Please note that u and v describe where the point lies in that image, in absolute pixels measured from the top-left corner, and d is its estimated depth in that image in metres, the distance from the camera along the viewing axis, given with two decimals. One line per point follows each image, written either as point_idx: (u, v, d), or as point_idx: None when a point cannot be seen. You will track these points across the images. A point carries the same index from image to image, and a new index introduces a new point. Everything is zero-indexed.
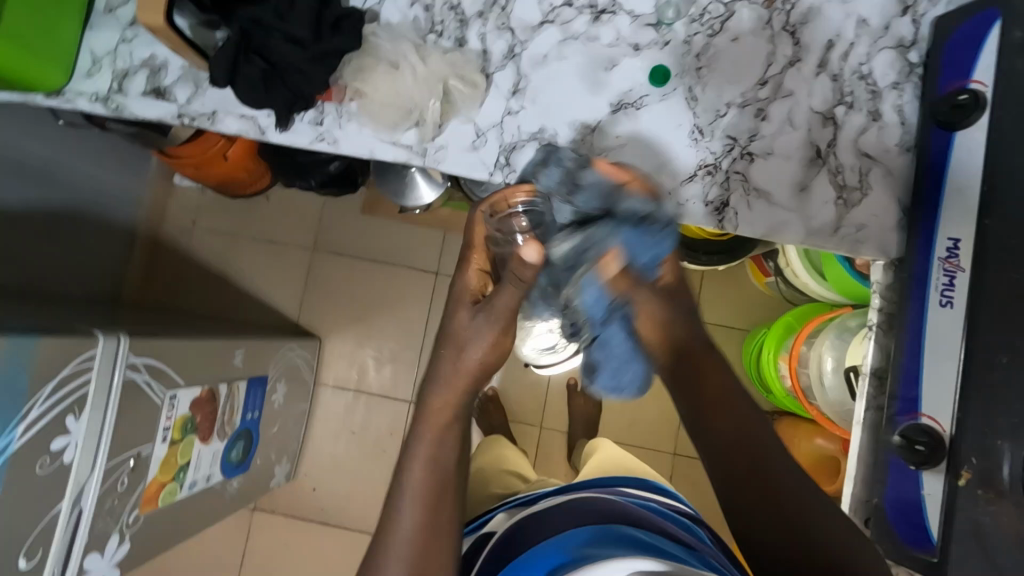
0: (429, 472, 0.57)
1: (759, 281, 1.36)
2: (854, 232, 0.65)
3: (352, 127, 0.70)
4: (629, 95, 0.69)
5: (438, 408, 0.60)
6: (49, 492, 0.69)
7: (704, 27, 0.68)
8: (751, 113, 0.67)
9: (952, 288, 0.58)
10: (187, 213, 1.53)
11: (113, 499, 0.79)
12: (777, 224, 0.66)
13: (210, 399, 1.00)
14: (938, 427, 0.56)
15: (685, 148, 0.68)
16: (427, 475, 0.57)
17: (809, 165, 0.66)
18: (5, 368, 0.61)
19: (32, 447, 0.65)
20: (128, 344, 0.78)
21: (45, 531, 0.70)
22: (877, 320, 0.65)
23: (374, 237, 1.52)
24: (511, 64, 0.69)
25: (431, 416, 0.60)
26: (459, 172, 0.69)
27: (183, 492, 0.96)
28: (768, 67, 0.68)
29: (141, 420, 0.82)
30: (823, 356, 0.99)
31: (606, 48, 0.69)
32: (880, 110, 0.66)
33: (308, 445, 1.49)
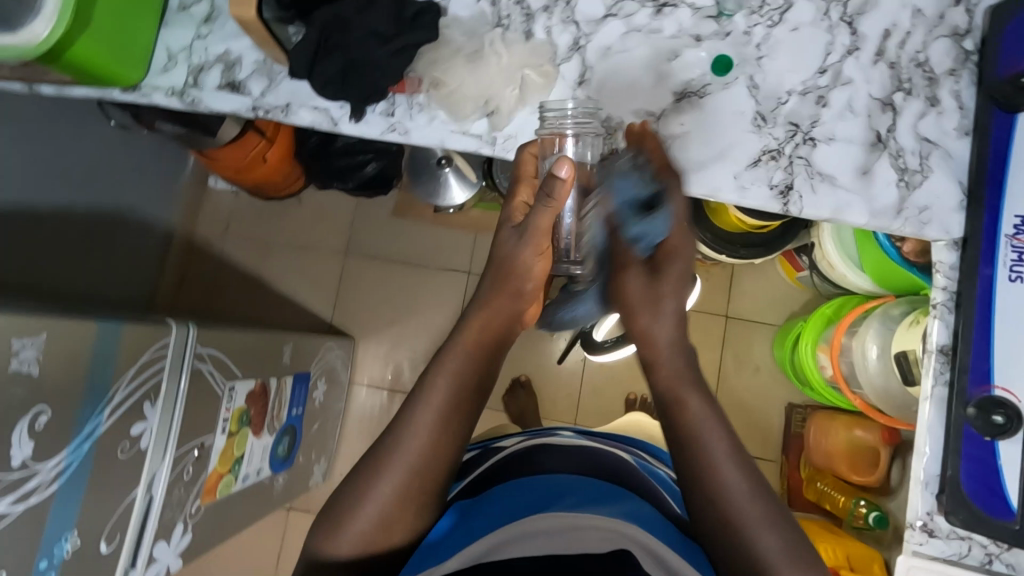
0: (454, 387, 0.66)
1: (791, 276, 1.38)
2: (917, 213, 0.67)
3: (422, 118, 0.71)
4: (693, 85, 0.71)
5: (475, 330, 0.68)
6: (127, 477, 0.70)
7: (763, 18, 0.71)
8: (812, 100, 0.70)
9: (1021, 263, 0.61)
10: (221, 216, 1.55)
11: (180, 489, 0.80)
12: (841, 205, 0.68)
13: (263, 393, 1.01)
14: (1012, 398, 0.59)
15: (748, 134, 0.70)
16: (455, 387, 0.66)
17: (871, 149, 0.68)
18: (97, 352, 0.63)
19: (115, 431, 0.66)
20: (196, 333, 0.79)
21: (122, 517, 0.70)
22: (940, 298, 0.66)
23: (406, 237, 1.54)
24: (576, 56, 0.72)
25: (468, 335, 0.68)
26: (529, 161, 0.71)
27: (237, 484, 0.97)
28: (827, 56, 0.70)
29: (205, 410, 0.83)
30: (866, 343, 1.01)
31: (669, 39, 0.71)
32: (938, 96, 0.68)
33: (343, 444, 1.49)
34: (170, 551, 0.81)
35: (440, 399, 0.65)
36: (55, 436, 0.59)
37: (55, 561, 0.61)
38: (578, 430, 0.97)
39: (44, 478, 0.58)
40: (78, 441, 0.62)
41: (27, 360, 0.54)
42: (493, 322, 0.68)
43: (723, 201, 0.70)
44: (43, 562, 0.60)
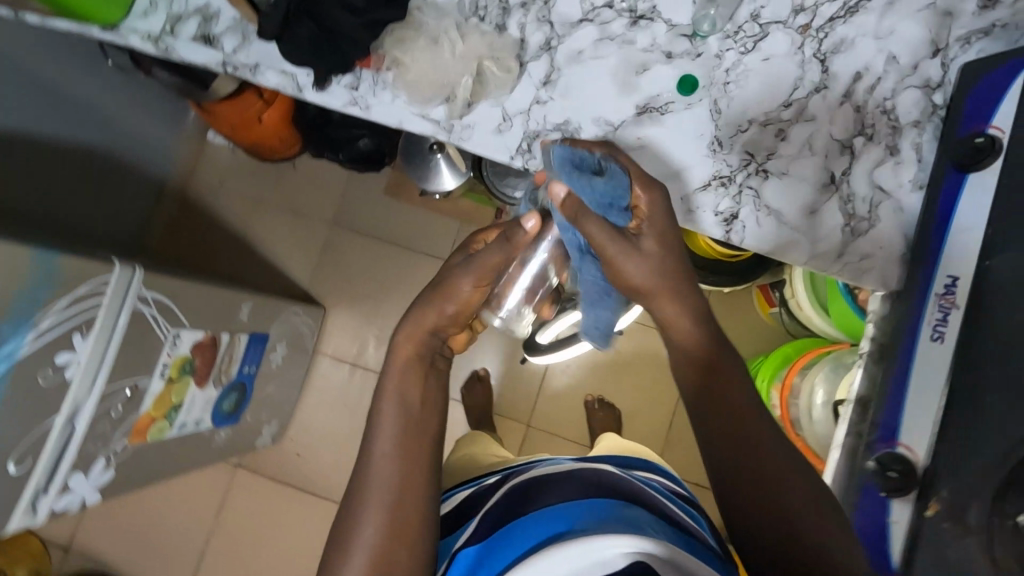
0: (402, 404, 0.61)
1: (765, 311, 1.36)
2: (857, 260, 0.67)
3: (385, 96, 0.72)
4: (656, 100, 0.71)
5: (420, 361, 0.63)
6: (47, 404, 0.71)
7: (737, 44, 0.70)
8: (771, 132, 0.69)
9: (945, 323, 0.59)
10: (215, 170, 1.57)
11: (105, 425, 0.81)
12: (783, 242, 0.68)
13: (212, 345, 1.02)
14: (912, 456, 0.58)
15: (703, 158, 0.69)
16: (412, 403, 0.61)
17: (822, 190, 0.68)
18: (26, 277, 0.64)
19: (37, 357, 0.68)
20: (142, 276, 0.80)
21: (37, 441, 0.72)
22: (868, 349, 0.67)
23: (391, 217, 1.55)
24: (546, 56, 0.71)
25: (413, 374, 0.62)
26: (482, 152, 0.71)
27: (172, 431, 0.98)
28: (794, 91, 0.69)
29: (143, 353, 0.84)
30: (814, 387, 1.01)
31: (640, 53, 0.71)
32: (898, 145, 0.68)
33: (299, 411, 1.50)
34: (87, 483, 0.82)
35: (396, 421, 0.60)
36: None
37: None
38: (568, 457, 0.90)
39: None
40: None
41: None
42: (422, 339, 0.64)
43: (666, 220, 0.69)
44: None
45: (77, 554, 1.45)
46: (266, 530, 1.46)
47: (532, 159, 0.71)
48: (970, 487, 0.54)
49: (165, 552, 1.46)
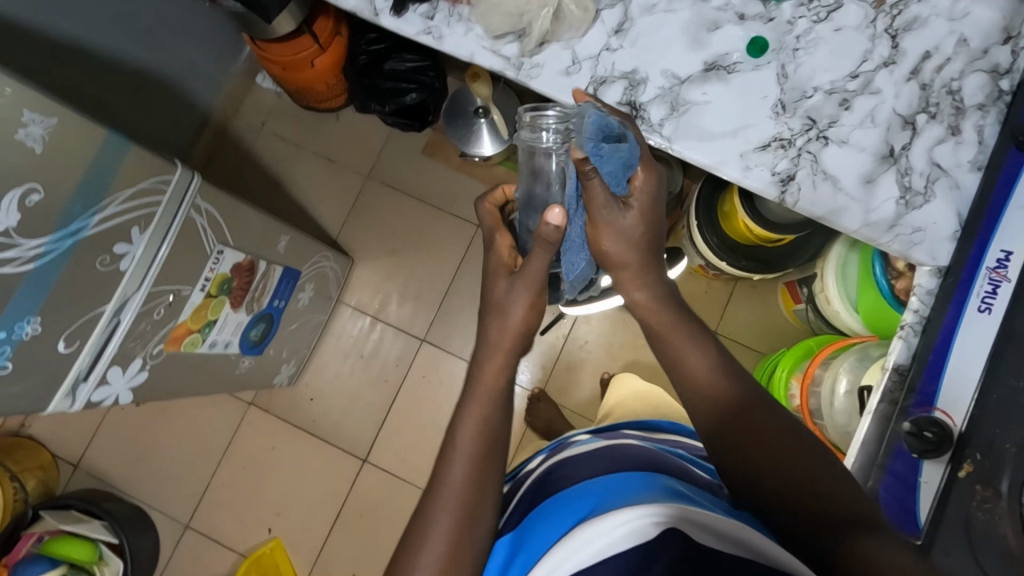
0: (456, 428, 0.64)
1: (788, 307, 1.37)
2: (909, 233, 0.67)
3: (459, 28, 0.74)
4: (724, 59, 0.72)
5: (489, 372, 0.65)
6: (100, 290, 0.73)
7: (811, 13, 0.71)
8: (836, 100, 0.70)
9: (994, 296, 0.60)
10: (260, 114, 1.59)
11: (146, 325, 0.83)
12: (836, 208, 0.68)
13: (250, 271, 1.04)
14: (948, 421, 0.59)
15: (765, 120, 0.70)
16: (477, 441, 0.62)
17: (880, 161, 0.68)
18: (99, 161, 0.66)
19: (98, 241, 0.70)
20: (199, 184, 0.82)
21: (85, 326, 0.74)
22: (910, 320, 0.66)
23: (427, 179, 1.56)
24: (620, 5, 0.73)
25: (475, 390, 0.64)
26: (547, 92, 0.73)
27: (203, 348, 1.00)
28: (861, 63, 0.70)
29: (190, 261, 0.86)
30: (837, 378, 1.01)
31: (713, 11, 0.72)
32: (961, 126, 0.68)
33: (316, 357, 1.52)
34: (123, 381, 0.85)
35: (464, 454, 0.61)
36: (41, 218, 0.63)
37: (11, 338, 0.65)
38: (590, 430, 0.89)
39: (22, 255, 0.62)
40: (61, 234, 0.65)
41: (32, 136, 0.59)
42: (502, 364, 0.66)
43: (722, 176, 0.70)
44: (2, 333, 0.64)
45: (86, 472, 1.48)
46: (272, 469, 1.48)
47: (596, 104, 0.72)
48: (1006, 452, 0.55)
49: (171, 480, 1.48)
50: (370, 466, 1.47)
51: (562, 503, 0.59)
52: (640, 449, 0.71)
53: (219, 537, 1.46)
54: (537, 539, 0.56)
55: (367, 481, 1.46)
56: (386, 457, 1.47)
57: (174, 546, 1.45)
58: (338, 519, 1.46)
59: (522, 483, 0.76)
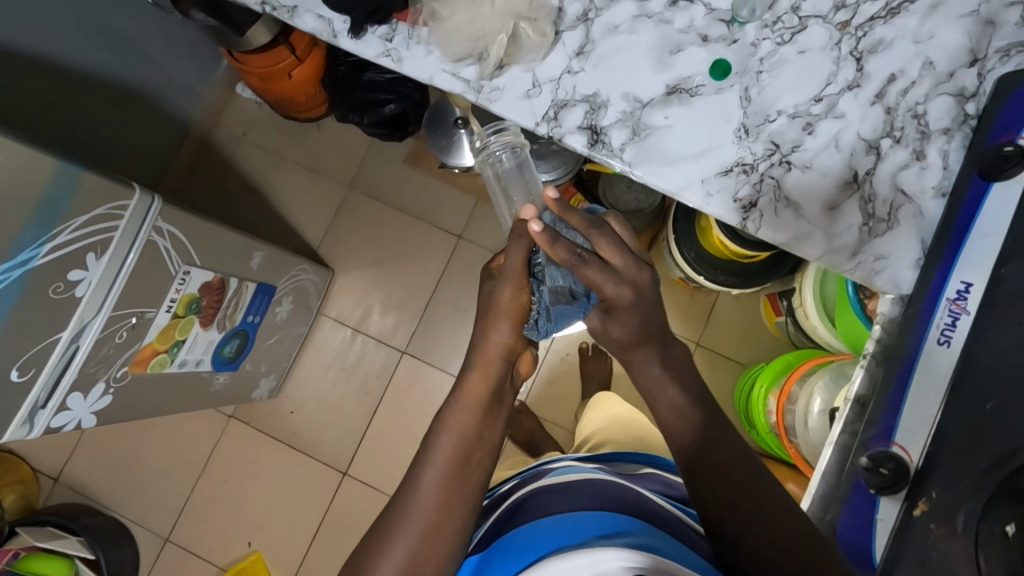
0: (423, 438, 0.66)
1: (771, 320, 1.36)
2: (872, 261, 0.66)
3: (418, 50, 0.72)
4: (687, 81, 0.70)
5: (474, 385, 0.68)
6: (55, 318, 0.72)
7: (774, 34, 0.70)
8: (799, 124, 0.69)
9: (953, 328, 0.59)
10: (241, 123, 1.57)
11: (108, 349, 0.82)
12: (798, 235, 0.67)
13: (220, 289, 1.03)
14: (906, 456, 0.58)
15: (728, 144, 0.69)
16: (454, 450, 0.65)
17: (844, 186, 0.67)
18: (50, 191, 0.65)
19: (50, 269, 0.69)
20: (159, 207, 0.81)
21: (40, 354, 0.73)
22: (871, 350, 0.66)
23: (410, 188, 1.55)
24: (582, 27, 0.72)
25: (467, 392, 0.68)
26: (508, 116, 0.72)
27: (172, 367, 1.00)
28: (826, 86, 0.69)
29: (153, 283, 0.85)
30: (811, 396, 1.00)
31: (676, 33, 0.71)
32: (925, 151, 0.67)
33: (297, 369, 1.51)
34: (85, 405, 0.84)
35: (437, 475, 0.64)
36: None
37: None
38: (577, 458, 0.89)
39: None
40: (8, 265, 0.65)
41: None
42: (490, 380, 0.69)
43: (685, 202, 0.69)
44: None
45: (66, 486, 1.47)
46: (252, 482, 1.47)
47: (557, 127, 0.71)
48: (963, 491, 0.53)
49: (152, 493, 1.47)
50: (350, 478, 1.46)
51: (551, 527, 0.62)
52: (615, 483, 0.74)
53: (200, 550, 1.45)
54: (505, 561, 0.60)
55: (347, 494, 1.46)
56: (367, 469, 1.46)
57: (154, 560, 1.45)
58: (319, 532, 1.45)
59: (499, 503, 0.76)
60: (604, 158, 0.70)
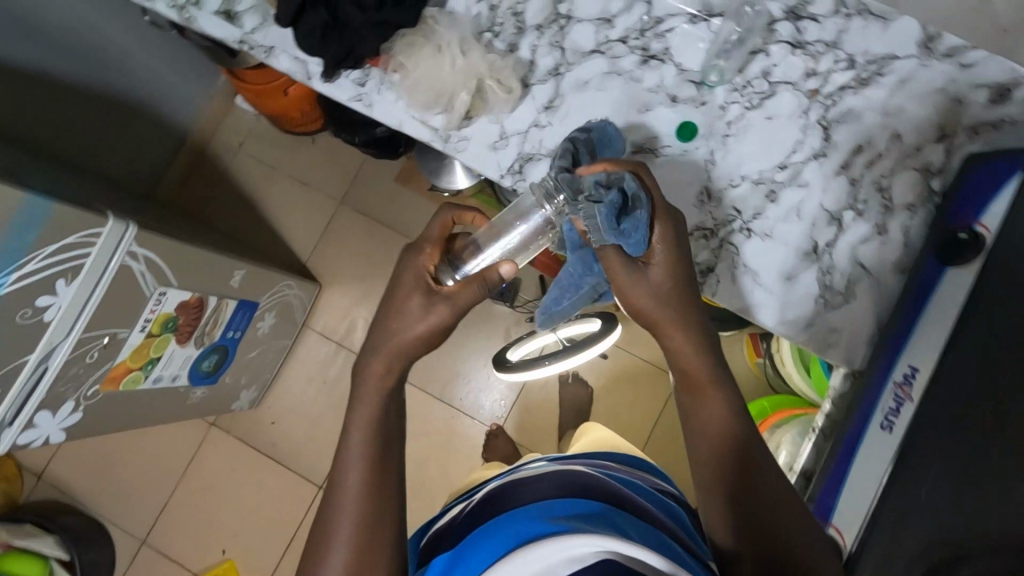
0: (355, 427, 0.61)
1: (751, 359, 1.35)
2: (825, 333, 0.66)
3: (388, 96, 0.73)
4: (653, 142, 0.71)
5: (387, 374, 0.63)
6: (22, 341, 0.74)
7: (743, 98, 0.70)
8: (762, 192, 0.69)
9: (896, 413, 0.58)
10: (237, 134, 1.59)
11: (78, 368, 0.84)
12: (753, 303, 0.67)
13: (198, 307, 1.05)
14: (840, 539, 0.58)
15: (690, 207, 0.69)
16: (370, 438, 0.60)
17: (803, 257, 0.67)
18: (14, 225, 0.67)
19: (18, 296, 0.70)
20: (134, 233, 0.82)
21: (7, 376, 0.75)
22: (821, 424, 0.67)
23: (400, 207, 1.56)
24: (552, 81, 0.72)
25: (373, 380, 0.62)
26: (474, 166, 0.73)
27: (146, 383, 1.01)
28: (791, 154, 0.69)
29: (126, 306, 0.87)
30: (779, 447, 1.00)
31: (645, 92, 0.72)
32: (887, 225, 0.67)
33: (279, 380, 1.52)
34: (53, 422, 0.86)
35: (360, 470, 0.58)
36: None
37: None
38: (553, 458, 0.85)
39: None
40: None
41: None
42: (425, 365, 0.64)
43: None
44: None
45: (49, 484, 1.50)
46: (229, 490, 1.49)
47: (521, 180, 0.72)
48: None
49: (131, 495, 1.49)
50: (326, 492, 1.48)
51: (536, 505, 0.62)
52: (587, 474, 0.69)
53: (175, 555, 1.47)
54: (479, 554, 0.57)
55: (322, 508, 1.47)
56: None
57: (130, 561, 1.47)
58: (291, 543, 1.47)
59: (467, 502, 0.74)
60: None
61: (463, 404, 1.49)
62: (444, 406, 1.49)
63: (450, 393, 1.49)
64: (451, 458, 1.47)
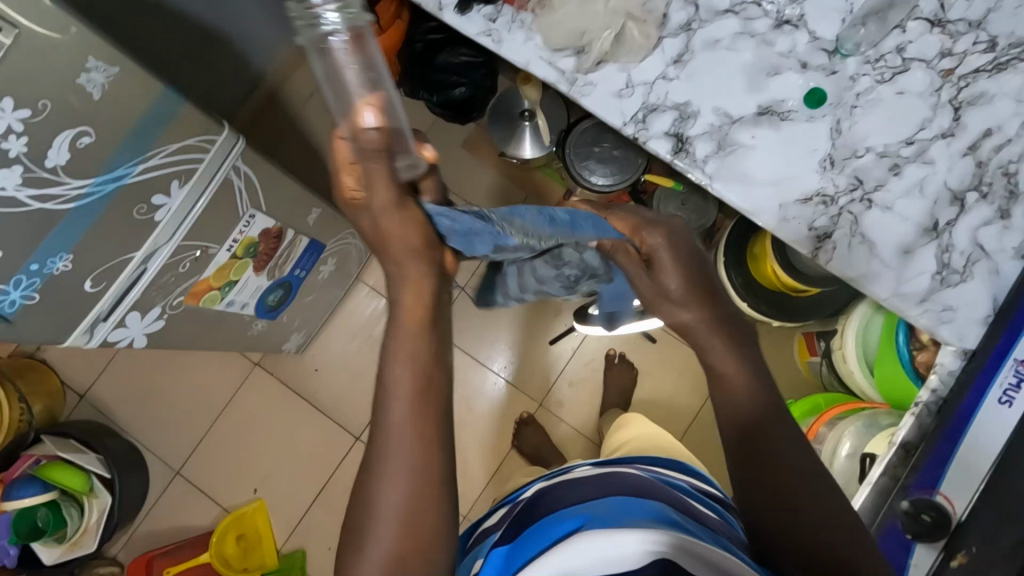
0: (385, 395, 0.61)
1: (802, 358, 1.34)
2: (939, 310, 0.66)
3: (519, 36, 0.74)
4: (780, 105, 0.71)
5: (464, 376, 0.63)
6: (131, 237, 0.74)
7: (875, 71, 0.70)
8: (886, 164, 0.69)
9: (1017, 389, 0.59)
10: (310, 84, 1.60)
11: (170, 276, 0.84)
12: (868, 272, 0.68)
13: (277, 237, 1.05)
14: (949, 507, 0.58)
15: (811, 172, 0.69)
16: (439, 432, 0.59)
17: (922, 233, 0.67)
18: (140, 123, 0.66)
19: (138, 190, 0.71)
20: (242, 147, 0.82)
21: (112, 269, 0.75)
22: (925, 399, 0.67)
23: (462, 173, 1.57)
24: (683, 36, 0.72)
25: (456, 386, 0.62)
26: (597, 112, 0.73)
27: (220, 305, 1.03)
28: (919, 130, 0.69)
29: (220, 221, 0.87)
30: (840, 438, 0.99)
31: (776, 56, 0.71)
32: (1011, 210, 0.67)
33: (326, 330, 1.53)
34: (140, 326, 0.87)
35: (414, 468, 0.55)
36: (87, 159, 0.63)
37: (43, 271, 0.67)
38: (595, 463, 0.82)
39: (65, 193, 0.63)
40: (105, 178, 0.66)
41: (94, 82, 0.59)
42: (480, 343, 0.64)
43: (759, 223, 0.70)
44: (35, 266, 0.66)
45: (90, 404, 1.52)
46: (266, 431, 1.50)
47: (643, 130, 0.72)
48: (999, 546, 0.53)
49: (170, 427, 1.51)
50: (362, 445, 1.49)
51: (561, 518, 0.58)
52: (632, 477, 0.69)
53: (206, 488, 1.49)
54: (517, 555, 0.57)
55: (356, 460, 1.48)
56: None
57: (162, 490, 1.49)
58: (321, 492, 1.47)
59: (509, 512, 0.74)
60: (685, 167, 0.72)
61: (506, 373, 1.49)
62: (482, 372, 1.49)
63: (492, 360, 1.49)
64: (488, 426, 1.47)
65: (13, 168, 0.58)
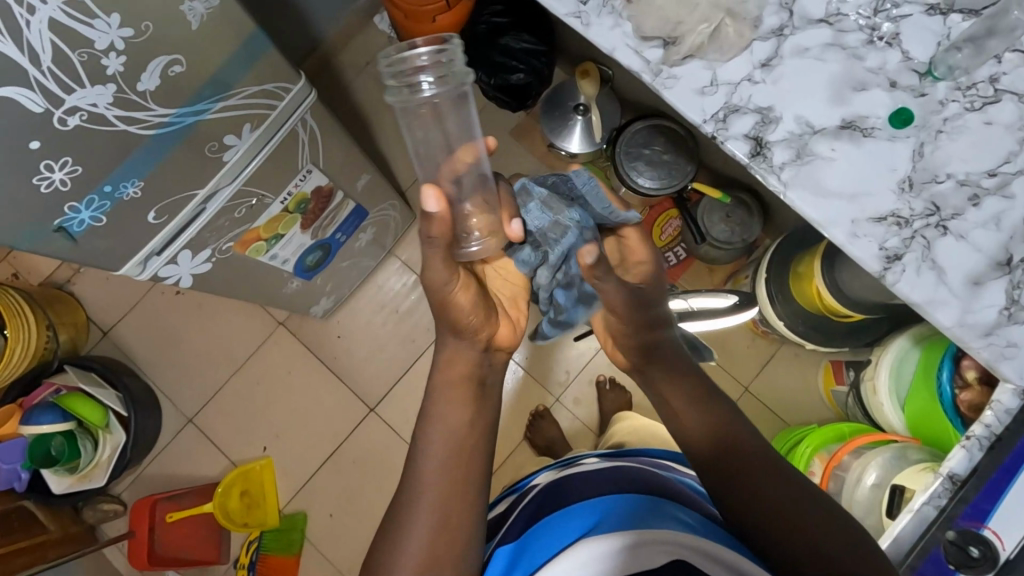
0: None
1: (828, 385, 1.32)
2: (1003, 345, 0.68)
3: (607, 20, 0.73)
4: (864, 121, 0.69)
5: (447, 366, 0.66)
6: (198, 174, 0.74)
7: (965, 98, 0.68)
8: (966, 193, 0.68)
9: None
10: (366, 53, 1.60)
11: (226, 221, 0.84)
12: (935, 299, 0.68)
13: (327, 197, 1.02)
14: (998, 542, 0.64)
15: (888, 193, 0.69)
16: None
17: (994, 266, 0.67)
18: (226, 60, 0.66)
19: (211, 128, 0.71)
20: (313, 100, 0.82)
21: (175, 204, 0.75)
22: (978, 433, 0.71)
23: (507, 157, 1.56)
24: (774, 40, 0.71)
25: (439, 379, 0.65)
26: (678, 106, 0.72)
27: (264, 257, 1.01)
28: (1003, 163, 0.68)
29: (280, 173, 0.85)
30: (867, 468, 0.97)
31: (866, 71, 0.70)
32: None
33: (353, 298, 1.53)
34: (188, 266, 0.87)
35: None
36: (174, 88, 0.64)
37: (114, 195, 0.68)
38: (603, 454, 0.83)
39: (147, 119, 0.64)
40: (185, 111, 0.67)
41: (194, 11, 0.60)
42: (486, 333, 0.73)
43: (830, 235, 0.69)
44: (108, 188, 0.67)
45: (111, 342, 1.53)
46: (283, 390, 1.51)
47: (722, 129, 0.71)
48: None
49: (186, 375, 1.52)
50: (375, 416, 1.49)
51: (569, 518, 0.63)
52: (646, 473, 0.71)
53: (216, 439, 1.49)
54: (530, 552, 0.60)
55: (369, 430, 1.48)
56: (393, 411, 1.49)
57: (173, 435, 1.50)
58: (331, 456, 1.48)
59: (526, 494, 0.75)
60: (761, 172, 0.71)
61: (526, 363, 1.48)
62: None
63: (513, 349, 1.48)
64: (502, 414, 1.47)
65: (107, 87, 0.59)
